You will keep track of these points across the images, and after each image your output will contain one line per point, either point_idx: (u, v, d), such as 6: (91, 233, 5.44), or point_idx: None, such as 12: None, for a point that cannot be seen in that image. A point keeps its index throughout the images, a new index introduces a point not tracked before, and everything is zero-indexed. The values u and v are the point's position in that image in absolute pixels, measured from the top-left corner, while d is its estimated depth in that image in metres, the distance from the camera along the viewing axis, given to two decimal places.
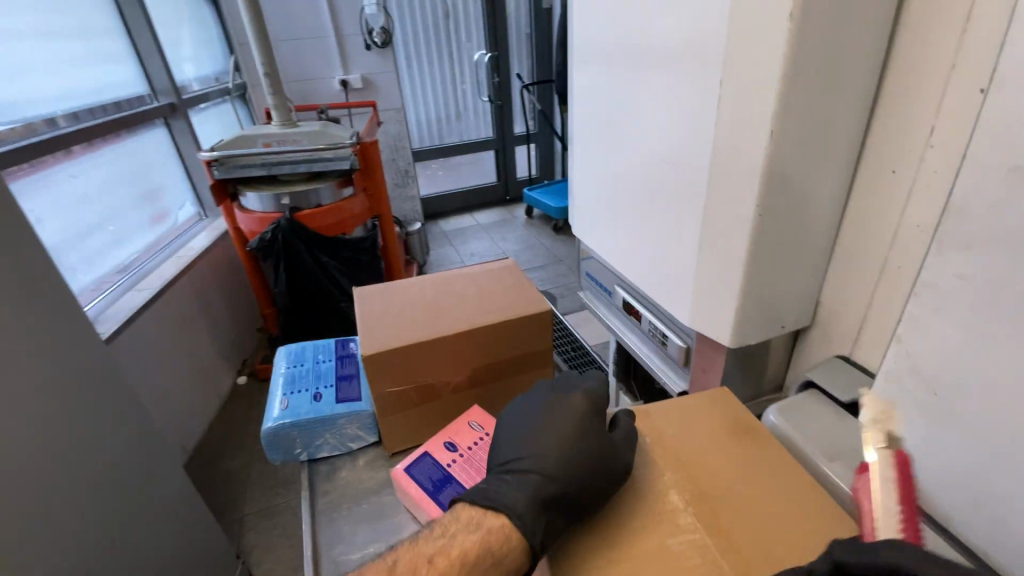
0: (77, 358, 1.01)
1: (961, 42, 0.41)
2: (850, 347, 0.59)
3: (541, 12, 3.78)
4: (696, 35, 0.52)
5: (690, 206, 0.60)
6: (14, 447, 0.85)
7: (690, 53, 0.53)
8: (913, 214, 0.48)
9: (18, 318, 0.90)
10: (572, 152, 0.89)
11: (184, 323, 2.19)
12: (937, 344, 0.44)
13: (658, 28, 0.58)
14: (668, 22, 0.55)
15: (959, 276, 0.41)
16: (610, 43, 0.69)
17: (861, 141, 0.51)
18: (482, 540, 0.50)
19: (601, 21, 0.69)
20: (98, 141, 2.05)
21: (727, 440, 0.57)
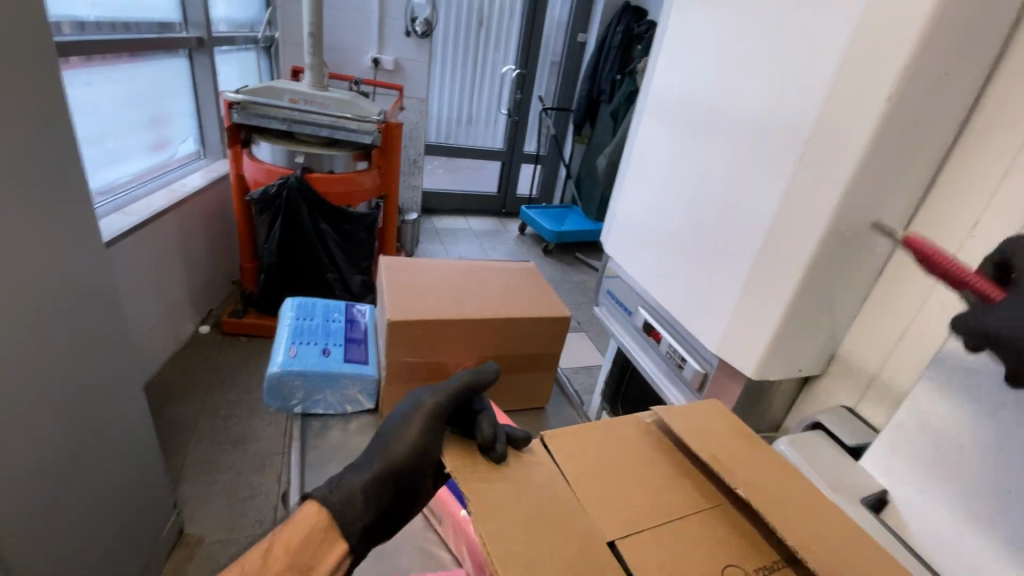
0: (76, 261, 0.97)
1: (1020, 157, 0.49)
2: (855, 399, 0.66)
3: (575, 45, 3.93)
4: (789, 98, 0.59)
5: (742, 246, 0.66)
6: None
7: (780, 111, 0.60)
8: (944, 291, 0.55)
9: (30, 205, 0.86)
10: (623, 177, 0.94)
11: (161, 257, 2.10)
12: (953, 404, 0.51)
13: (750, 86, 0.65)
14: (764, 81, 0.62)
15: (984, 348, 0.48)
16: (694, 89, 0.75)
17: (908, 221, 0.59)
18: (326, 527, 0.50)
19: (689, 69, 0.77)
20: (120, 56, 2.00)
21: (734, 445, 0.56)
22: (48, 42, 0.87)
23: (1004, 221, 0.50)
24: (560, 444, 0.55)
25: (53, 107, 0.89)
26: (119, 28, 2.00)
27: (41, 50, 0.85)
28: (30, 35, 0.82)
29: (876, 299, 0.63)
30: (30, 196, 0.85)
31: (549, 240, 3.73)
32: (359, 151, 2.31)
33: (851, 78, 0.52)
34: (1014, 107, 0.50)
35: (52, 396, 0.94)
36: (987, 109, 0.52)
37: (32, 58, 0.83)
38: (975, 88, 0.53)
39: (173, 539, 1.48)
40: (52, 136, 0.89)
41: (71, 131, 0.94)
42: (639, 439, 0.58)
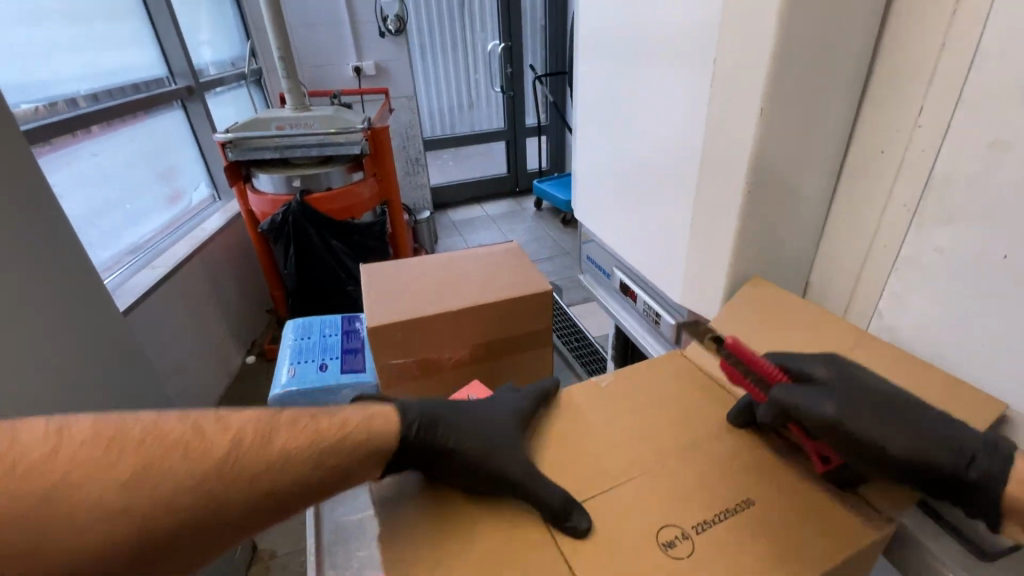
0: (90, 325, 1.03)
1: (950, 26, 0.42)
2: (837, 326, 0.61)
3: (556, 4, 3.78)
4: (693, 19, 0.54)
5: (683, 185, 0.62)
6: (31, 407, 0.88)
7: (688, 36, 0.55)
8: (899, 193, 0.50)
9: (34, 283, 0.92)
10: (575, 137, 0.90)
11: (195, 302, 2.23)
12: None
13: (660, 11, 0.59)
14: (668, 7, 0.58)
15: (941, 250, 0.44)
16: (613, 28, 0.70)
17: (852, 122, 0.53)
18: (364, 424, 0.56)
19: (606, 7, 0.71)
20: (117, 121, 2.10)
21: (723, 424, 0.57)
22: (12, 126, 0.92)
23: (943, 99, 0.44)
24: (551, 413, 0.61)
25: (33, 186, 0.94)
26: (111, 94, 2.10)
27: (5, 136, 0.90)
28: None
29: (839, 213, 0.57)
30: (29, 274, 0.91)
31: (565, 210, 3.67)
32: (353, 163, 2.34)
33: None
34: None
35: None
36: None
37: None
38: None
39: (249, 556, 1.60)
40: (37, 214, 0.94)
41: (56, 205, 0.99)
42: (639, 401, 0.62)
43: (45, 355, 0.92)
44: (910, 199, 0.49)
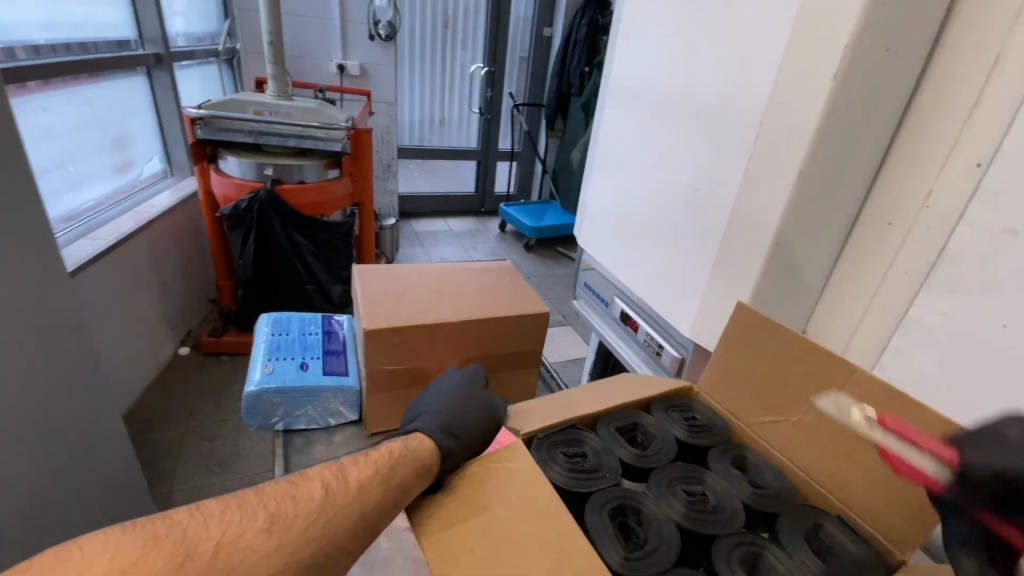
0: (37, 292, 0.92)
1: (965, 129, 0.51)
2: None
3: (541, 39, 3.93)
4: (740, 84, 0.60)
5: (708, 229, 0.67)
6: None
7: (733, 98, 0.61)
8: (903, 261, 0.57)
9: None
10: (590, 170, 0.95)
11: (134, 281, 2.05)
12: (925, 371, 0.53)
13: (707, 69, 0.65)
14: (715, 69, 0.63)
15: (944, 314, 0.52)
16: (651, 77, 0.76)
17: (864, 196, 0.61)
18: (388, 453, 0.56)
19: (645, 57, 0.77)
20: (76, 78, 1.94)
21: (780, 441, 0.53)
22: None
23: (953, 187, 0.52)
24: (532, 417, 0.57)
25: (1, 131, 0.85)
26: (72, 49, 1.93)
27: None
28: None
29: (843, 272, 0.64)
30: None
31: (529, 236, 3.73)
32: (330, 159, 2.27)
33: (796, 62, 0.53)
34: (958, 77, 0.52)
35: (24, 433, 0.90)
36: (934, 79, 0.54)
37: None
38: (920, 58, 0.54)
39: None
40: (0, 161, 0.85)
41: (22, 156, 0.89)
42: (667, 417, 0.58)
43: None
44: (913, 267, 0.56)
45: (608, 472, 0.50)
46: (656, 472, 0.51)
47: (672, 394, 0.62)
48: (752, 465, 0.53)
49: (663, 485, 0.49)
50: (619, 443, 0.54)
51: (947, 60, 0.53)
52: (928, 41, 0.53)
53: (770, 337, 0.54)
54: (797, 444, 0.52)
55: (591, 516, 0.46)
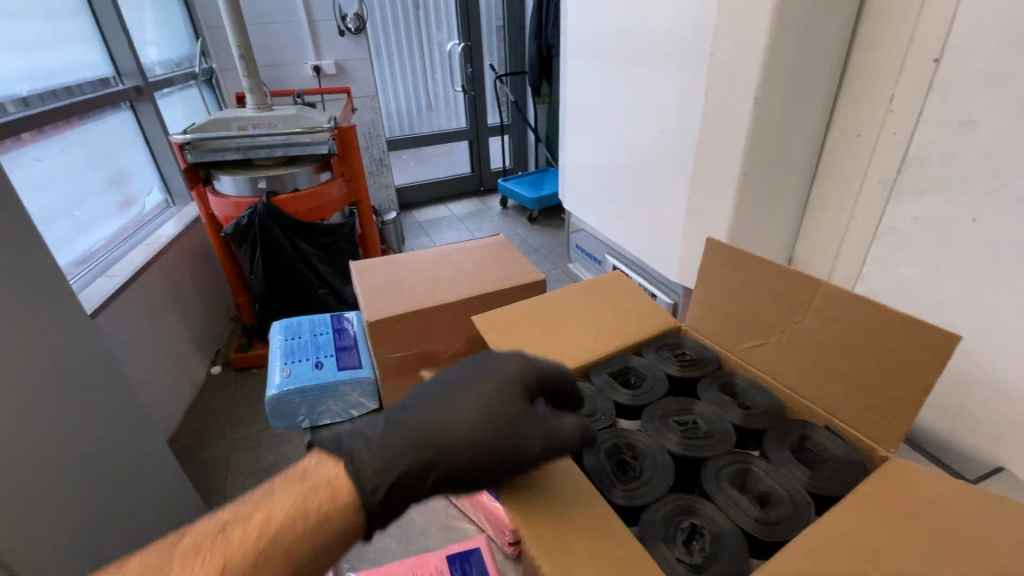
0: (55, 332, 0.97)
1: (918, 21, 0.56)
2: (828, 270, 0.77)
3: (514, 5, 3.82)
4: (687, 16, 0.59)
5: (679, 172, 0.67)
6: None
7: (682, 32, 0.60)
8: (877, 159, 0.65)
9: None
10: (562, 133, 0.95)
11: (156, 311, 2.12)
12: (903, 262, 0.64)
13: (653, 7, 0.64)
14: (660, 6, 0.63)
15: (914, 219, 0.62)
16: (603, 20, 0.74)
17: (833, 99, 0.69)
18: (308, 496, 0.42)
19: (591, 9, 0.76)
20: (63, 124, 1.98)
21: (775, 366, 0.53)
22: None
23: (912, 87, 0.59)
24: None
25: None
26: (54, 95, 1.96)
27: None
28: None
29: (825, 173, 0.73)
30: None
31: (531, 208, 3.71)
32: (320, 163, 2.29)
33: None
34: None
35: (71, 464, 0.97)
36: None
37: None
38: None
39: None
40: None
41: (17, 205, 0.93)
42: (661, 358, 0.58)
43: (7, 365, 0.86)
44: (885, 176, 0.64)
45: (602, 415, 0.51)
46: (649, 408, 0.52)
47: (665, 334, 0.62)
48: (741, 390, 0.54)
49: (657, 419, 0.50)
50: (611, 386, 0.55)
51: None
52: None
53: (741, 268, 0.54)
54: (782, 364, 0.52)
55: (586, 456, 0.47)
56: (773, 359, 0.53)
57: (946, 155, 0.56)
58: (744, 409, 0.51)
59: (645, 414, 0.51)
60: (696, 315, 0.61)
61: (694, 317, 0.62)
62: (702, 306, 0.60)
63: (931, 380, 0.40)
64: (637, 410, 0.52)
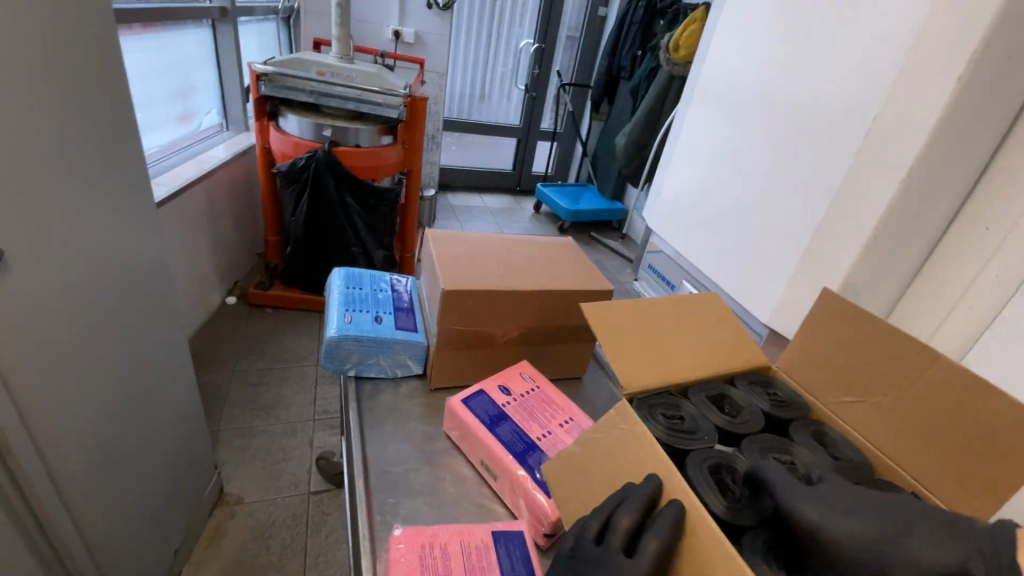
0: (124, 222, 0.97)
1: None
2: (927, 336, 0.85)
3: (596, 19, 3.86)
4: (838, 108, 0.82)
5: (799, 219, 0.89)
6: (59, 293, 0.83)
7: (830, 119, 0.83)
8: (1008, 253, 0.74)
9: (85, 164, 0.86)
10: (683, 165, 1.20)
11: (192, 228, 2.13)
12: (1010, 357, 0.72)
13: (807, 93, 0.88)
14: (813, 93, 0.87)
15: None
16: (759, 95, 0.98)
17: (970, 190, 0.78)
18: None
19: (746, 78, 1.02)
20: (148, 25, 1.99)
21: (869, 424, 0.55)
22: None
23: None
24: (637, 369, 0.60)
25: (107, 63, 0.88)
26: None
27: (94, 2, 0.84)
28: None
29: (943, 250, 0.82)
30: (86, 153, 0.86)
31: (565, 218, 3.73)
32: (384, 125, 2.30)
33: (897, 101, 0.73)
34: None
35: (111, 355, 0.97)
36: None
37: (89, 11, 0.83)
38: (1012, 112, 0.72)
39: (214, 497, 1.57)
40: (105, 92, 0.88)
41: (125, 93, 0.93)
42: (752, 389, 0.61)
43: (82, 244, 0.87)
44: (1006, 277, 0.74)
45: (705, 434, 0.54)
46: (749, 437, 0.54)
47: (752, 371, 0.65)
48: (831, 440, 0.55)
49: (759, 451, 0.53)
50: (710, 409, 0.58)
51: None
52: None
53: (857, 320, 0.57)
54: (876, 422, 0.54)
55: (692, 469, 0.50)
56: (868, 417, 0.55)
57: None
58: (836, 459, 0.53)
59: (743, 443, 0.54)
60: (791, 355, 0.64)
61: (789, 357, 0.64)
62: (800, 346, 0.63)
63: None
64: (735, 438, 0.55)
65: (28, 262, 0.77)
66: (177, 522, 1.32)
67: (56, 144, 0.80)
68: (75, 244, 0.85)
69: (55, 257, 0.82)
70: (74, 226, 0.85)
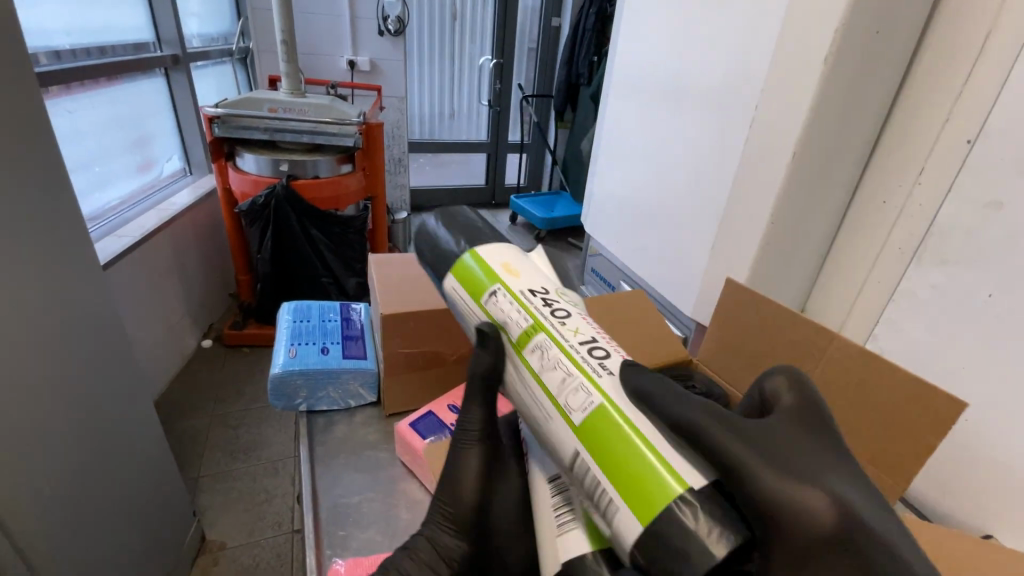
0: (70, 279, 0.97)
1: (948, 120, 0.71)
2: (842, 322, 0.90)
3: (550, 30, 3.93)
4: (732, 83, 0.82)
5: (709, 203, 0.90)
6: (2, 359, 0.82)
7: (725, 96, 0.84)
8: (897, 238, 0.79)
9: (23, 225, 0.86)
10: (604, 162, 1.22)
11: (158, 275, 2.12)
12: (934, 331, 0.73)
13: (698, 74, 0.89)
14: (706, 72, 0.87)
15: (933, 285, 0.73)
16: (667, 78, 0.98)
17: (859, 175, 0.83)
18: None
19: (647, 68, 1.03)
20: (98, 80, 2.00)
21: None
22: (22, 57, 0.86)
23: (941, 168, 0.72)
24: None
25: (34, 124, 0.88)
26: (90, 51, 1.98)
27: (18, 67, 0.85)
28: (4, 53, 0.81)
29: (845, 232, 0.87)
30: (20, 215, 0.86)
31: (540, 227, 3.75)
32: (343, 154, 2.31)
33: (789, 71, 0.72)
34: (923, 99, 0.74)
35: (66, 415, 0.96)
36: (914, 89, 0.75)
37: (8, 75, 0.83)
38: (893, 90, 0.77)
39: (197, 546, 1.54)
40: (37, 155, 0.89)
41: (54, 151, 0.93)
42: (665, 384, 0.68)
43: (24, 307, 0.86)
44: (906, 245, 0.78)
45: None
46: None
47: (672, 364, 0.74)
48: None
49: None
50: None
51: (911, 95, 0.76)
52: (908, 53, 0.74)
53: (757, 308, 0.63)
54: None
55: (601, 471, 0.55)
56: None
57: (969, 232, 0.68)
58: None
59: None
60: (705, 344, 0.72)
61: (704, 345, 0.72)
62: (712, 334, 0.70)
63: (930, 441, 0.48)
64: None
65: None
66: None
67: None
68: (17, 310, 0.84)
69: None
70: (15, 290, 0.84)
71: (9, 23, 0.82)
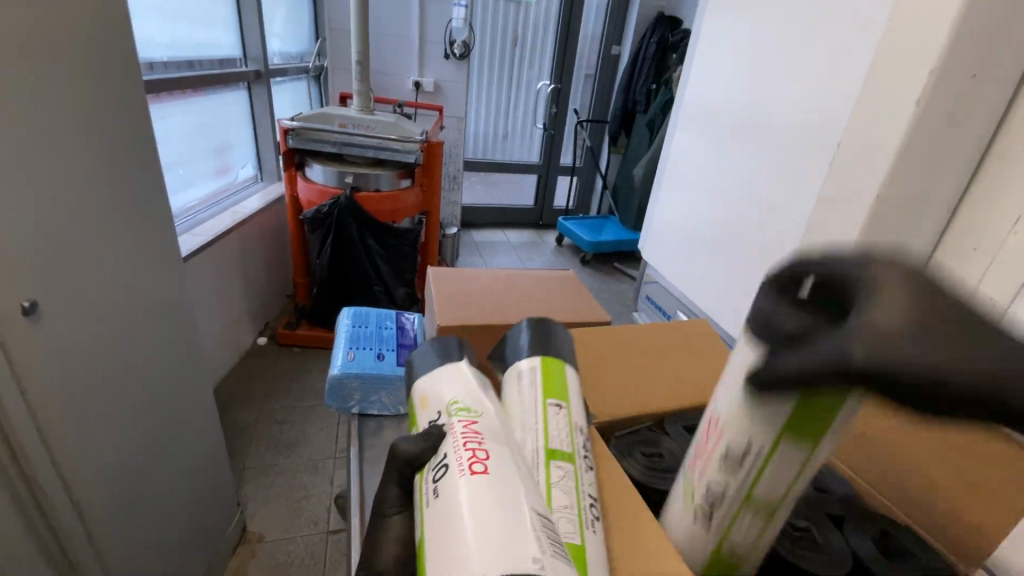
0: (154, 272, 1.05)
1: None
2: None
3: (609, 58, 3.98)
4: (811, 120, 0.82)
5: (782, 238, 0.89)
6: (90, 342, 0.89)
7: (803, 133, 0.83)
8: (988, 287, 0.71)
9: (120, 221, 0.95)
10: (670, 190, 1.22)
11: (225, 274, 2.26)
12: None
13: (777, 110, 0.89)
14: (784, 108, 0.87)
15: None
16: (741, 113, 0.98)
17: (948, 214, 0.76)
18: None
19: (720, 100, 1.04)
20: (188, 91, 2.18)
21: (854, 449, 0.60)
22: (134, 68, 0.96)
23: None
24: (602, 399, 0.67)
25: (139, 129, 0.97)
26: (185, 65, 2.16)
27: (130, 80, 0.94)
28: (120, 67, 0.91)
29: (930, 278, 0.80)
30: (117, 211, 0.94)
31: (587, 250, 3.74)
32: (404, 169, 2.41)
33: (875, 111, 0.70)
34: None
35: (138, 398, 1.03)
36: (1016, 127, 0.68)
37: (123, 83, 0.92)
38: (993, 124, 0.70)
39: (237, 536, 1.60)
40: (138, 157, 0.98)
41: (152, 155, 1.02)
42: None
43: (111, 294, 0.94)
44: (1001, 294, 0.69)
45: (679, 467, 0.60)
46: None
47: None
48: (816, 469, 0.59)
49: None
50: (687, 441, 0.64)
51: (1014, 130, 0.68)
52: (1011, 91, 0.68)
53: None
54: (859, 452, 0.60)
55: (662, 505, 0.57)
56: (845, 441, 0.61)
57: None
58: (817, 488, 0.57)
59: None
60: None
61: None
62: None
63: None
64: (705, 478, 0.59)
65: (64, 314, 0.84)
66: (198, 563, 1.34)
67: (91, 206, 0.88)
68: (106, 298, 0.92)
69: (86, 315, 0.88)
70: (106, 279, 0.92)
71: (127, 39, 0.92)
